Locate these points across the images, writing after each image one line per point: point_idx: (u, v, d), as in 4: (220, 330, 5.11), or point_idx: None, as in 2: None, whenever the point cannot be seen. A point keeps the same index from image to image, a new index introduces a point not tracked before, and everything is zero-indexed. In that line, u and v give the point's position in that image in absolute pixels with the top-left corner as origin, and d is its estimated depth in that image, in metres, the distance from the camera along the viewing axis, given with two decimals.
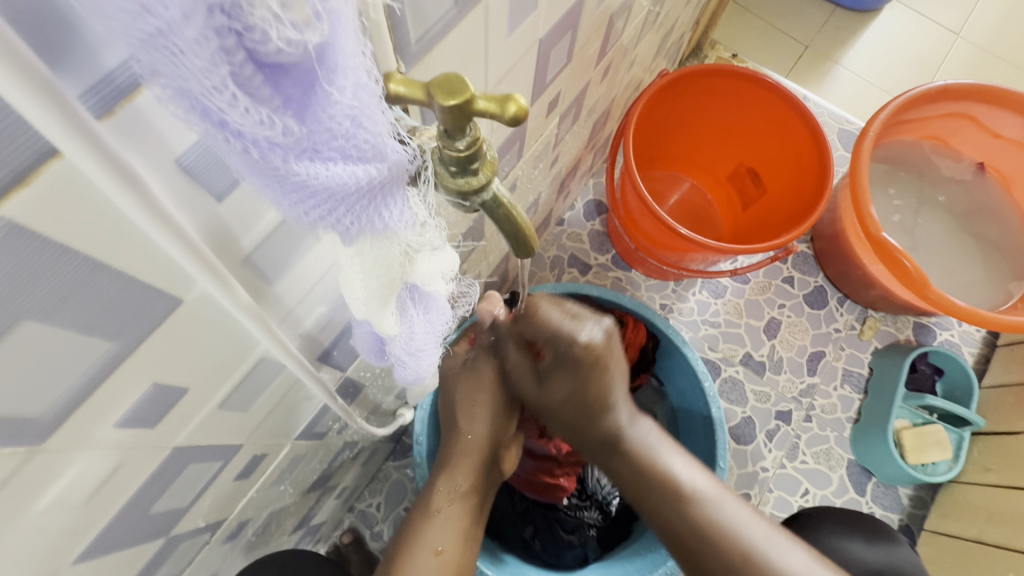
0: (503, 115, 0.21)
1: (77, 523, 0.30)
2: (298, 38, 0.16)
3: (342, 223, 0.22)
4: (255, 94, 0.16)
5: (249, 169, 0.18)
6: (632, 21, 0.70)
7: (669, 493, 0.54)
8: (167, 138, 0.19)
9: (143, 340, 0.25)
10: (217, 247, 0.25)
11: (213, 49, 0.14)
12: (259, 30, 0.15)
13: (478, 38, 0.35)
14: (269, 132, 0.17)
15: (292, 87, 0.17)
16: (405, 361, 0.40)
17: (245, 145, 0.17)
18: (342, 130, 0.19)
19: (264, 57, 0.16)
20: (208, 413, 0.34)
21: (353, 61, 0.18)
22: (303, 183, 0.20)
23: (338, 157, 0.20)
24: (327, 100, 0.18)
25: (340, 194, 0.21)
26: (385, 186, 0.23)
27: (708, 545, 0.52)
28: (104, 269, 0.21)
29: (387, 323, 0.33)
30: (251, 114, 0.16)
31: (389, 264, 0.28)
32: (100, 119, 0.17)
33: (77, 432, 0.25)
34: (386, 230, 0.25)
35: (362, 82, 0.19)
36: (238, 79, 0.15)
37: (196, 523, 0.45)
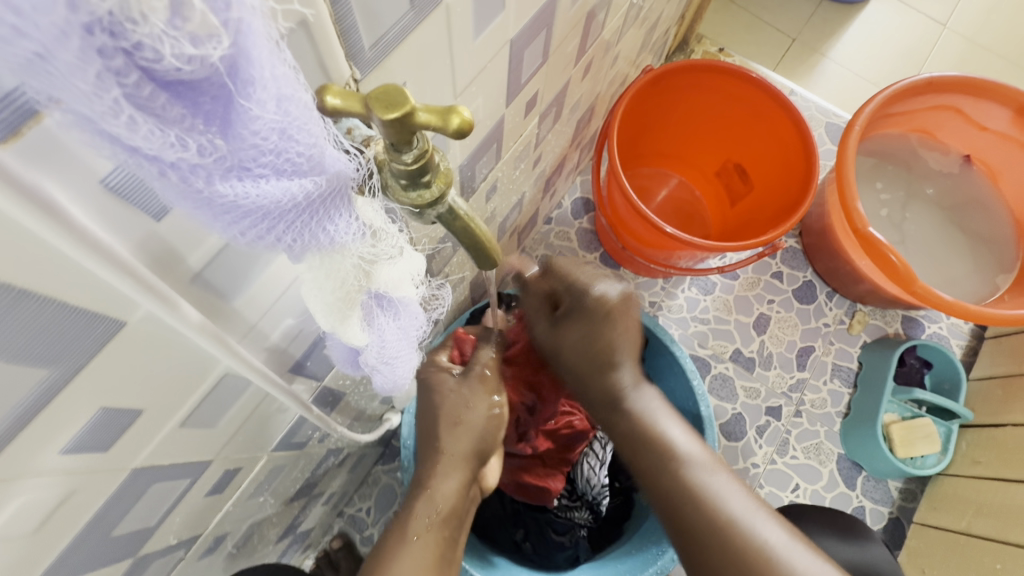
0: (446, 127, 0.20)
1: (28, 552, 0.29)
2: (198, 54, 0.15)
3: (284, 239, 0.23)
4: (159, 114, 0.16)
5: (174, 193, 0.19)
6: (613, 15, 0.69)
7: (663, 458, 0.53)
8: (87, 160, 0.18)
9: (84, 365, 0.24)
10: (160, 267, 0.24)
11: (98, 69, 0.14)
12: (150, 48, 0.14)
13: (439, 42, 0.34)
14: (183, 153, 0.17)
15: (208, 103, 0.17)
16: (380, 370, 0.39)
17: (162, 168, 0.17)
18: (269, 145, 0.19)
19: (163, 75, 0.15)
20: (169, 432, 0.33)
21: (272, 73, 0.17)
22: (232, 203, 0.20)
23: (269, 173, 0.20)
24: (248, 116, 0.18)
25: (276, 212, 0.21)
26: (326, 200, 0.23)
27: (693, 505, 0.51)
28: (31, 294, 0.20)
29: (355, 334, 0.32)
30: (156, 136, 0.16)
31: (343, 278, 0.28)
32: (1, 144, 0.16)
33: (19, 461, 0.24)
34: (333, 244, 0.25)
35: (286, 93, 0.18)
36: (135, 100, 0.15)
37: (168, 540, 0.44)
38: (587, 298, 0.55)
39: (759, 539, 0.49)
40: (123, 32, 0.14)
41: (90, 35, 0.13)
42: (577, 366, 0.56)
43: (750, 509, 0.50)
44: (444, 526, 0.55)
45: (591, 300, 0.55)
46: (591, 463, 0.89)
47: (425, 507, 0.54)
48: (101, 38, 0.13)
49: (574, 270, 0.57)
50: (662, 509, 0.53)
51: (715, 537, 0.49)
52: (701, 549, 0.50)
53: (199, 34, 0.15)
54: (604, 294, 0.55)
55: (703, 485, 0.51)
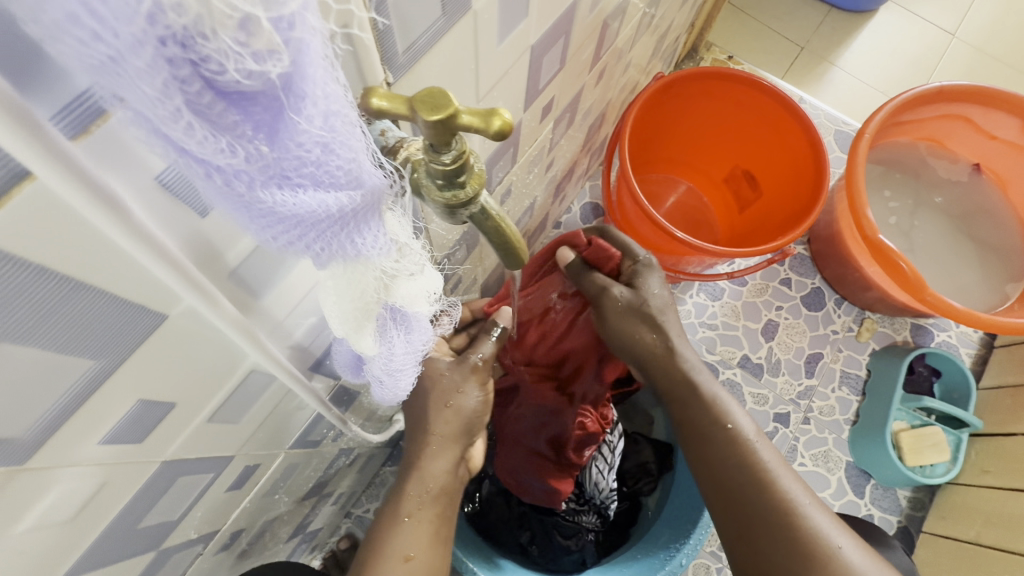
0: (487, 129, 0.21)
1: (61, 542, 0.30)
2: (259, 69, 0.16)
3: (312, 247, 0.23)
4: (215, 121, 0.16)
5: (218, 194, 0.19)
6: (628, 23, 0.70)
7: (724, 440, 0.60)
8: (145, 156, 0.19)
9: (128, 357, 0.25)
10: (201, 261, 0.25)
11: (165, 78, 0.15)
12: (215, 62, 0.15)
13: (465, 48, 0.35)
14: (231, 159, 0.17)
15: (261, 113, 0.17)
16: (382, 381, 0.40)
17: (208, 170, 0.18)
18: (312, 157, 0.20)
19: (224, 86, 0.16)
20: (196, 427, 0.34)
21: (322, 89, 0.18)
22: (269, 209, 0.21)
23: (308, 184, 0.20)
24: (294, 129, 0.18)
25: (310, 221, 0.22)
26: (359, 215, 0.24)
27: (749, 488, 0.57)
28: (86, 286, 0.21)
29: (367, 344, 0.33)
30: (209, 142, 0.17)
31: (364, 289, 0.28)
32: (74, 139, 0.17)
33: (61, 451, 0.25)
34: (358, 256, 0.26)
35: (333, 109, 0.19)
36: (194, 107, 0.16)
37: (187, 535, 0.45)
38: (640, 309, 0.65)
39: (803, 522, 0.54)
40: (193, 45, 0.14)
41: (163, 46, 0.14)
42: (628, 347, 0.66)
43: (802, 500, 0.55)
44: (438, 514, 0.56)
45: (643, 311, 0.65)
46: (600, 467, 0.87)
47: (416, 496, 0.55)
48: (172, 49, 0.14)
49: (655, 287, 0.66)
50: (714, 486, 0.60)
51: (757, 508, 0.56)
52: (745, 520, 0.57)
53: (262, 50, 0.16)
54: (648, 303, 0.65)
55: (761, 471, 0.57)
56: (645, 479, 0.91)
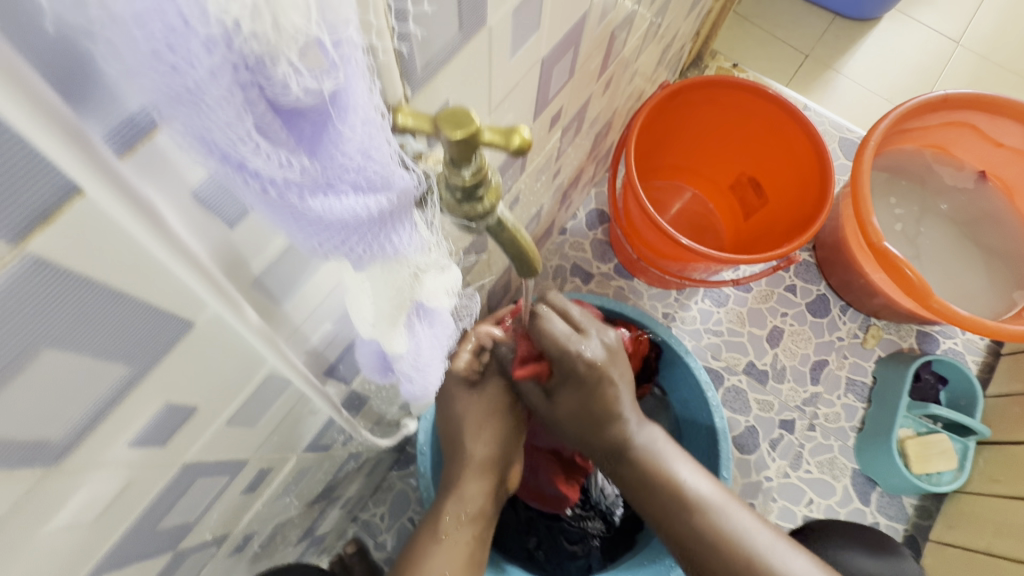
0: (509, 147, 0.22)
1: (87, 542, 0.30)
2: (316, 87, 0.17)
3: (355, 250, 0.24)
4: (274, 137, 0.17)
5: (266, 206, 0.20)
6: (634, 34, 0.71)
7: (675, 501, 0.58)
8: (183, 172, 0.20)
9: (156, 362, 0.26)
10: (228, 269, 0.26)
11: (238, 100, 0.15)
12: (281, 82, 0.16)
13: (480, 61, 0.36)
14: (289, 173, 0.18)
15: (305, 127, 0.18)
16: (412, 378, 0.40)
17: (263, 185, 0.19)
18: (354, 164, 0.20)
19: (283, 104, 0.17)
20: (216, 430, 0.35)
21: (363, 101, 0.19)
22: (318, 218, 0.21)
23: (350, 189, 0.21)
24: (339, 138, 0.19)
25: (354, 226, 0.22)
26: (394, 214, 0.24)
27: (711, 547, 0.56)
28: (122, 296, 0.22)
29: (396, 341, 0.34)
30: (269, 156, 0.17)
31: (400, 286, 0.29)
32: (121, 157, 0.18)
33: (90, 454, 0.26)
34: (395, 254, 0.26)
35: (372, 118, 0.20)
36: (260, 126, 0.16)
37: (203, 537, 0.46)
38: (579, 366, 0.54)
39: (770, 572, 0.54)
40: (263, 69, 0.15)
41: (237, 72, 0.15)
42: (578, 429, 0.59)
43: (769, 544, 0.56)
44: (473, 533, 0.57)
45: (584, 366, 0.54)
46: (605, 472, 0.90)
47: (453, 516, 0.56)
48: (244, 75, 0.15)
49: (560, 333, 0.54)
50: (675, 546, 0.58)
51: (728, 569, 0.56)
52: (709, 570, 0.57)
53: (317, 70, 0.17)
54: (594, 358, 0.55)
55: (718, 528, 0.56)
56: None
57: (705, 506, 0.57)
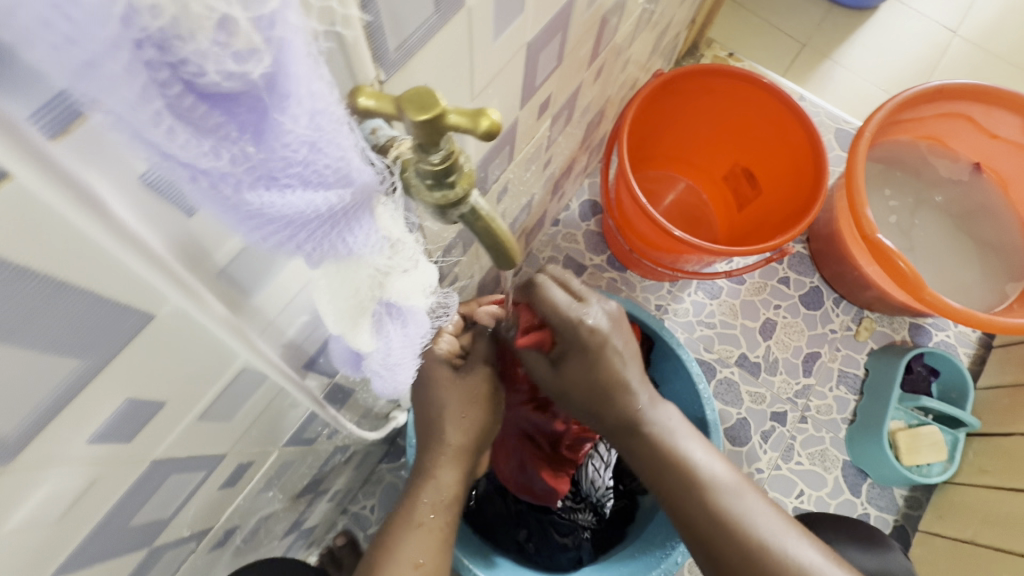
0: (475, 129, 0.21)
1: (50, 541, 0.30)
2: (239, 70, 0.16)
3: (303, 247, 0.23)
4: (197, 123, 0.16)
5: (204, 198, 0.19)
6: (626, 20, 0.70)
7: (683, 480, 0.55)
8: (129, 158, 0.19)
9: (115, 354, 0.25)
10: (191, 263, 0.25)
11: (144, 82, 0.14)
12: (194, 63, 0.15)
13: (460, 44, 0.34)
14: (214, 161, 0.17)
15: (244, 115, 0.17)
16: (382, 374, 0.39)
17: (193, 173, 0.18)
18: (298, 157, 0.19)
19: (205, 88, 0.16)
20: (188, 424, 0.34)
21: (307, 90, 0.18)
22: (258, 211, 0.20)
23: (296, 184, 0.20)
24: (280, 130, 0.18)
25: (299, 222, 0.22)
26: (348, 213, 0.24)
27: (719, 527, 0.53)
28: (69, 287, 0.20)
29: (362, 340, 0.32)
30: (192, 145, 0.16)
31: (358, 286, 0.28)
32: (54, 139, 0.16)
33: (47, 451, 0.25)
34: (350, 254, 0.26)
35: (320, 107, 0.19)
36: (175, 110, 0.15)
37: (180, 532, 0.45)
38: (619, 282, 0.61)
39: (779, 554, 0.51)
40: (171, 48, 0.14)
41: (140, 49, 0.14)
42: (586, 402, 0.56)
43: (780, 530, 0.53)
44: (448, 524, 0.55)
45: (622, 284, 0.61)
46: (596, 465, 0.89)
47: (430, 502, 0.54)
48: (149, 52, 0.14)
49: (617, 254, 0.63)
50: (682, 525, 0.56)
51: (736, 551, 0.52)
52: (714, 554, 0.54)
53: (241, 50, 0.15)
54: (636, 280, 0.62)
55: (728, 509, 0.53)
56: (642, 477, 0.91)
57: (715, 486, 0.55)
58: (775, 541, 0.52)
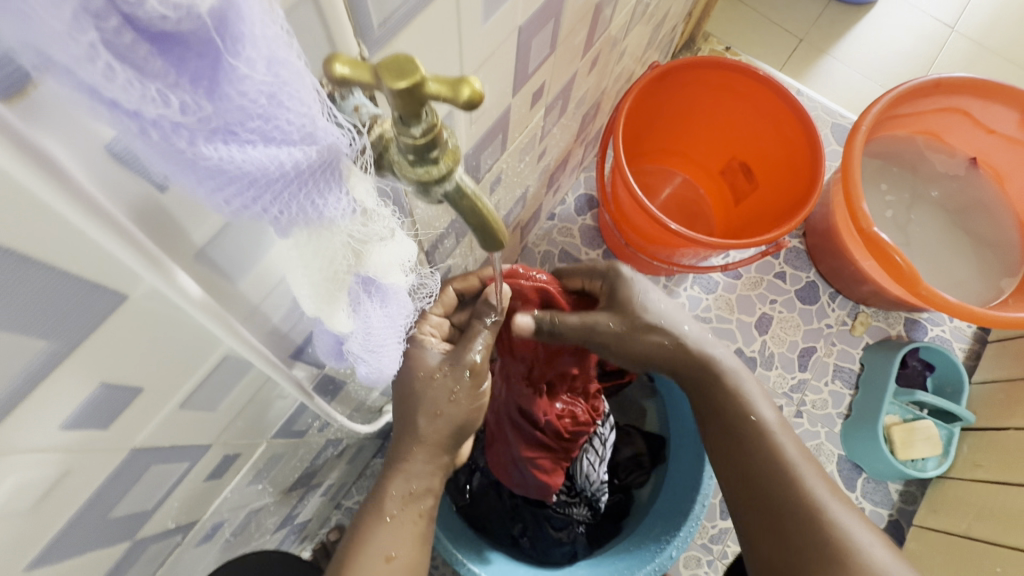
0: (457, 99, 0.20)
1: (23, 531, 0.29)
2: (185, 3, 0.15)
3: (270, 211, 0.22)
4: (141, 65, 0.15)
5: (155, 152, 0.18)
6: (622, 10, 0.69)
7: (739, 415, 0.61)
8: (91, 123, 0.18)
9: (88, 336, 0.24)
10: (163, 238, 0.24)
11: (74, 8, 0.13)
12: None
13: (448, 24, 0.34)
14: (162, 108, 0.16)
15: (194, 60, 0.16)
16: (366, 360, 0.39)
17: (140, 124, 0.17)
18: (257, 109, 0.18)
19: (148, 24, 0.15)
20: (169, 413, 0.33)
21: (260, 32, 0.17)
22: (217, 167, 0.19)
23: (257, 139, 0.19)
24: (236, 76, 0.17)
25: (262, 181, 0.21)
26: (316, 173, 0.22)
27: (765, 464, 0.58)
28: (32, 262, 0.19)
29: (338, 319, 0.32)
30: (135, 87, 0.15)
31: (333, 257, 0.28)
32: (8, 102, 0.16)
33: (16, 437, 0.24)
34: (321, 219, 0.24)
35: (277, 56, 0.18)
36: (113, 47, 0.14)
37: (166, 524, 0.44)
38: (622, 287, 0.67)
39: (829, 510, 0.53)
40: None
41: None
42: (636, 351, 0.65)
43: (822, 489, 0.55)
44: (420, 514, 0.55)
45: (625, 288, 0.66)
46: (592, 459, 0.85)
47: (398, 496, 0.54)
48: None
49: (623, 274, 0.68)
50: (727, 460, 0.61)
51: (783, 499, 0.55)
52: (753, 489, 0.58)
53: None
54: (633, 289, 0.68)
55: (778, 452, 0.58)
56: (637, 471, 0.91)
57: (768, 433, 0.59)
58: (818, 495, 0.54)
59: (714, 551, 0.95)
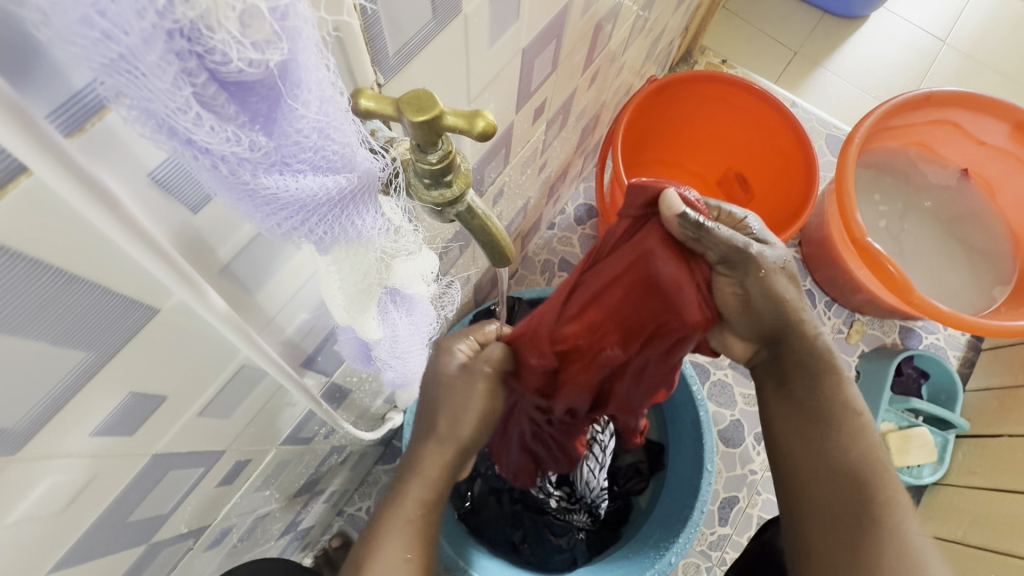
0: (471, 130, 0.22)
1: (49, 534, 0.30)
2: (260, 58, 0.16)
3: (316, 232, 0.24)
4: (219, 111, 0.17)
5: (220, 184, 0.20)
6: (621, 26, 0.71)
7: (826, 408, 0.50)
8: (138, 154, 0.20)
9: (121, 347, 0.25)
10: (193, 255, 0.25)
11: (175, 71, 0.15)
12: (220, 52, 0.16)
13: (457, 49, 0.35)
14: (235, 147, 0.18)
15: (259, 103, 0.18)
16: (393, 365, 0.41)
17: (213, 161, 0.18)
18: (310, 143, 0.20)
19: (226, 76, 0.16)
20: (188, 420, 0.35)
21: (317, 76, 0.19)
22: (272, 196, 0.21)
23: (307, 168, 0.21)
24: (293, 116, 0.19)
25: (310, 205, 0.22)
26: (355, 196, 0.24)
27: (841, 475, 0.48)
28: (77, 279, 0.21)
29: (370, 328, 0.34)
30: (216, 131, 0.17)
31: (365, 270, 0.29)
32: (69, 137, 0.17)
33: (52, 442, 0.25)
34: (358, 238, 0.26)
35: (327, 95, 0.20)
36: (201, 98, 0.16)
37: (178, 529, 0.45)
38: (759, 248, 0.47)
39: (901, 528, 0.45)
40: (199, 38, 0.15)
41: (171, 40, 0.15)
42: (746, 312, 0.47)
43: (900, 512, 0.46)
44: None
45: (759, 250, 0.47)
46: (592, 466, 0.84)
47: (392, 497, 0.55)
48: (179, 43, 0.15)
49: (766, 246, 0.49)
50: (801, 462, 0.50)
51: (844, 513, 0.47)
52: (820, 498, 0.49)
53: (260, 41, 0.16)
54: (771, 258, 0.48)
55: (858, 460, 0.48)
56: (635, 478, 0.92)
57: (852, 435, 0.49)
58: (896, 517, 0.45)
59: (712, 557, 0.96)
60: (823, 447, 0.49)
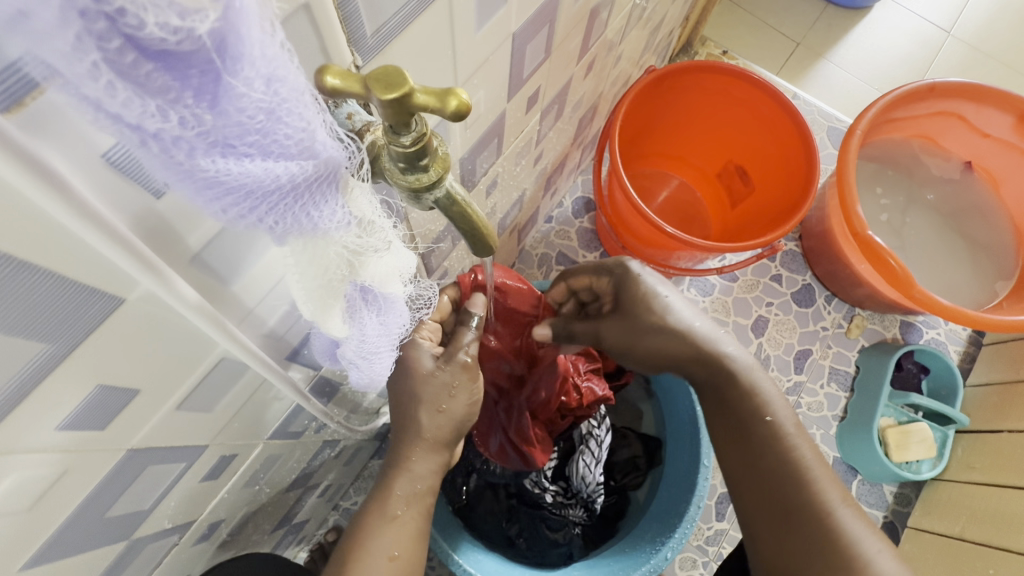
0: (444, 109, 0.21)
1: (20, 530, 0.29)
2: (183, 26, 0.15)
3: (266, 222, 0.23)
4: (142, 82, 0.16)
5: (158, 165, 0.19)
6: (617, 15, 0.69)
7: (751, 410, 0.57)
8: (89, 134, 0.19)
9: (84, 338, 0.24)
10: (157, 243, 0.24)
11: (78, 32, 0.14)
12: (132, 15, 0.15)
13: (441, 33, 0.34)
14: (162, 122, 0.17)
15: (195, 75, 0.17)
16: (358, 365, 0.39)
17: (144, 138, 0.18)
18: (256, 124, 0.19)
19: (149, 45, 0.15)
20: (165, 414, 0.34)
21: (259, 50, 0.18)
22: (214, 178, 0.20)
23: (254, 153, 0.20)
24: (234, 93, 0.18)
25: (259, 193, 0.21)
26: (313, 186, 0.23)
27: (778, 473, 0.54)
28: (32, 267, 0.20)
29: (335, 324, 0.32)
30: (135, 104, 0.16)
31: (327, 265, 0.28)
32: (6, 113, 0.16)
33: (15, 436, 0.25)
34: (316, 230, 0.25)
35: (277, 74, 0.19)
36: (114, 65, 0.15)
37: (161, 525, 0.45)
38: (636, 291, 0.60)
39: (838, 525, 0.50)
40: None
41: None
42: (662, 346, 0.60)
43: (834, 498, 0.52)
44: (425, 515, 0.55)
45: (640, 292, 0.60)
46: (587, 460, 0.85)
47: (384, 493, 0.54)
48: (84, 2, 0.14)
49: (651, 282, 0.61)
50: (744, 464, 0.57)
51: (787, 509, 0.53)
52: (767, 497, 0.54)
53: (188, 8, 0.15)
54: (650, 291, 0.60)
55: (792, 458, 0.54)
56: (632, 473, 0.91)
57: (781, 435, 0.55)
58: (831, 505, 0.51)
59: (709, 552, 0.95)
60: (756, 453, 0.56)
